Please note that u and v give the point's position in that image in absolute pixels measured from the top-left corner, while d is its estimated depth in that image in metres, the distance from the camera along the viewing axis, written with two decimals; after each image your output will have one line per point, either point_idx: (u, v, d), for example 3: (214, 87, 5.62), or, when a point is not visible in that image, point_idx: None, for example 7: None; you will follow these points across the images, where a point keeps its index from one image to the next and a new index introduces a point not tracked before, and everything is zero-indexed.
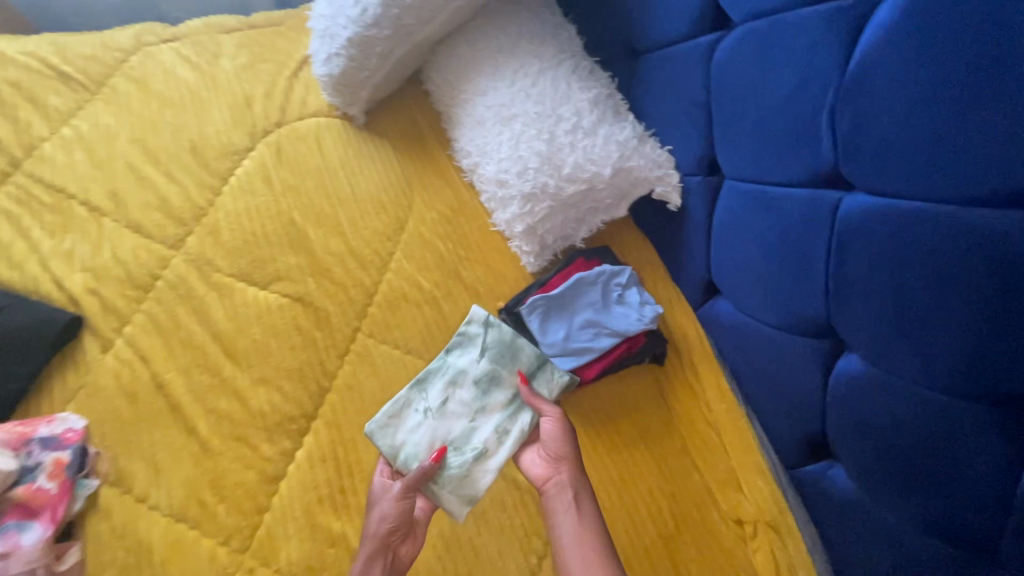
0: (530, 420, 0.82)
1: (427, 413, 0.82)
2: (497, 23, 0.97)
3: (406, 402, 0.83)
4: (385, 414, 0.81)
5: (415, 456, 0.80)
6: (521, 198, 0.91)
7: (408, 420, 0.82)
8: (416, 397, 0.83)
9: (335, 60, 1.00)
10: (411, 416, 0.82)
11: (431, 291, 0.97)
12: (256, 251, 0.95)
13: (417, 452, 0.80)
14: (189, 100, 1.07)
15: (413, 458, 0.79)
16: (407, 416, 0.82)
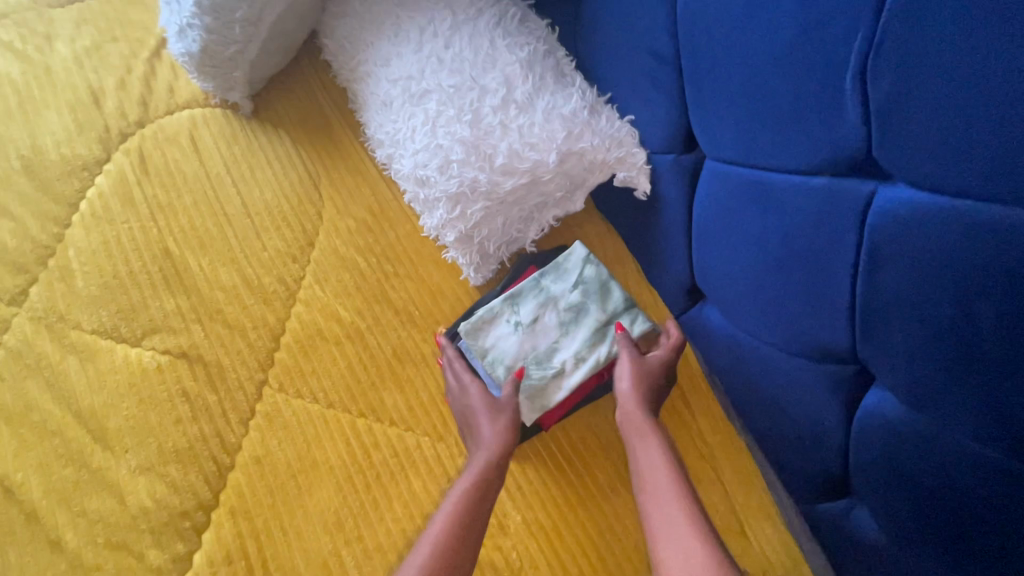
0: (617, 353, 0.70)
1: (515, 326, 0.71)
2: None
3: (496, 311, 0.72)
4: (475, 317, 0.71)
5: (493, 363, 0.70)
6: (447, 200, 0.70)
7: (497, 329, 0.71)
8: (505, 309, 0.72)
9: (189, 33, 0.76)
10: (501, 326, 0.71)
11: (353, 322, 0.78)
12: (121, 297, 0.75)
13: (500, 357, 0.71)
14: (17, 104, 0.83)
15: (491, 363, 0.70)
16: (497, 324, 0.71)
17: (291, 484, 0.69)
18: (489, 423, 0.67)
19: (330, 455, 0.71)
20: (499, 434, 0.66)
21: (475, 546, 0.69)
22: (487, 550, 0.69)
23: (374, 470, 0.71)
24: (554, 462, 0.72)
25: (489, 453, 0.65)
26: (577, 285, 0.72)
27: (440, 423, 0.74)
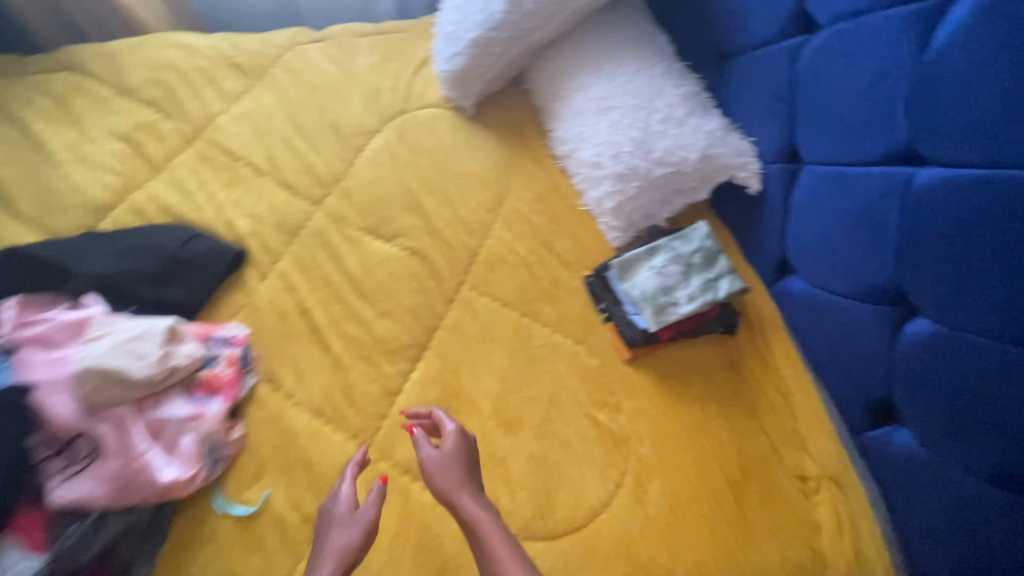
0: (724, 296, 0.95)
1: (651, 269, 0.98)
2: (599, 30, 1.13)
3: (639, 256, 0.99)
4: (624, 258, 0.99)
5: (634, 287, 0.97)
6: (613, 177, 1.04)
7: (639, 268, 0.99)
8: (645, 256, 0.99)
9: (456, 58, 1.18)
10: (642, 267, 0.99)
11: (526, 256, 1.10)
12: (381, 212, 1.12)
13: (639, 284, 0.97)
14: (331, 89, 1.28)
15: (634, 287, 0.97)
16: (639, 265, 0.99)
17: (477, 346, 0.99)
18: (342, 518, 0.74)
19: (504, 335, 1.01)
20: (354, 523, 0.73)
21: (598, 414, 0.94)
22: (607, 419, 0.94)
23: (533, 350, 1.00)
24: (661, 371, 0.98)
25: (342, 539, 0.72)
26: (698, 250, 0.98)
27: (582, 331, 1.02)
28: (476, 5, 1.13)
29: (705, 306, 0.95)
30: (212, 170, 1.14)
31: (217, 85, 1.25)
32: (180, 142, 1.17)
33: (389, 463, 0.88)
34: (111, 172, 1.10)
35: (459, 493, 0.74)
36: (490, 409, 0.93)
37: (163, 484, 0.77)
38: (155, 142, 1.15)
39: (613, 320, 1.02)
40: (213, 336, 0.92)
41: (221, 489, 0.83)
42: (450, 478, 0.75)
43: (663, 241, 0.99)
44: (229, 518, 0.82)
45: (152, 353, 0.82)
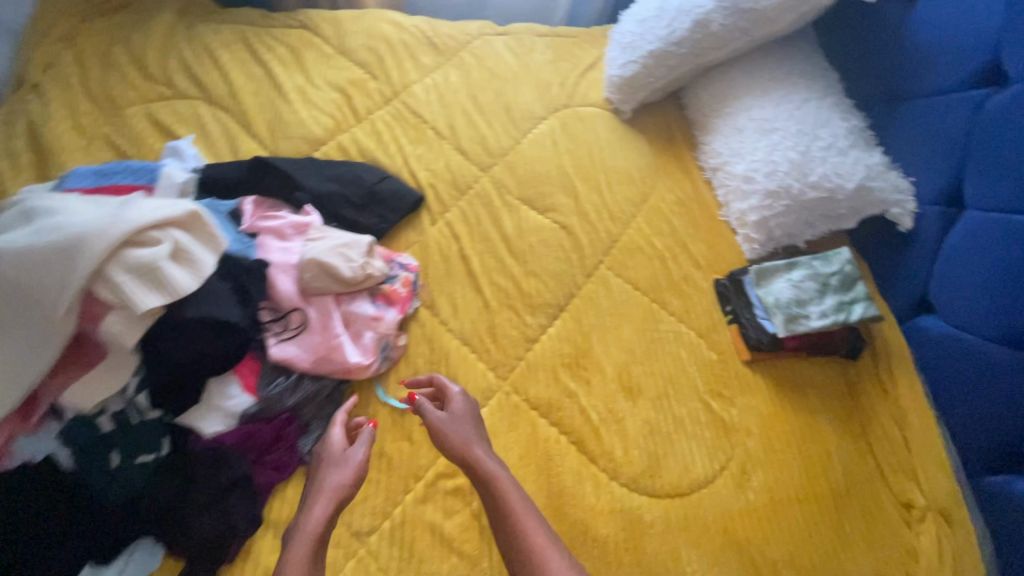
0: (857, 319, 1.00)
1: (787, 281, 1.05)
2: (770, 59, 1.22)
3: (777, 269, 1.07)
4: (762, 267, 1.08)
5: (768, 295, 1.05)
6: (763, 193, 1.11)
7: (775, 279, 1.06)
8: (783, 269, 1.07)
9: (630, 66, 1.31)
10: (778, 279, 1.06)
11: (662, 251, 1.20)
12: (538, 188, 1.26)
13: (774, 293, 1.05)
14: (508, 77, 1.44)
15: (769, 294, 1.05)
16: (775, 277, 1.07)
17: (609, 318, 1.09)
18: (339, 460, 0.82)
19: (633, 314, 1.10)
20: (352, 466, 0.80)
21: (713, 402, 1.01)
22: (721, 409, 1.00)
23: (659, 333, 1.08)
24: (778, 378, 1.04)
25: (350, 476, 0.79)
26: (837, 272, 1.04)
27: (706, 326, 1.10)
28: (663, 21, 1.25)
29: (837, 324, 1.00)
30: (402, 127, 1.33)
31: (415, 59, 1.45)
32: (379, 99, 1.37)
33: (521, 398, 0.98)
34: (324, 114, 1.31)
35: (472, 446, 0.82)
36: (615, 374, 1.02)
37: (350, 364, 0.92)
38: (360, 96, 1.36)
39: (737, 323, 1.08)
40: (394, 260, 1.08)
41: (381, 383, 0.97)
42: (462, 434, 0.83)
43: (803, 259, 1.06)
44: (384, 407, 0.95)
45: (358, 259, 0.98)
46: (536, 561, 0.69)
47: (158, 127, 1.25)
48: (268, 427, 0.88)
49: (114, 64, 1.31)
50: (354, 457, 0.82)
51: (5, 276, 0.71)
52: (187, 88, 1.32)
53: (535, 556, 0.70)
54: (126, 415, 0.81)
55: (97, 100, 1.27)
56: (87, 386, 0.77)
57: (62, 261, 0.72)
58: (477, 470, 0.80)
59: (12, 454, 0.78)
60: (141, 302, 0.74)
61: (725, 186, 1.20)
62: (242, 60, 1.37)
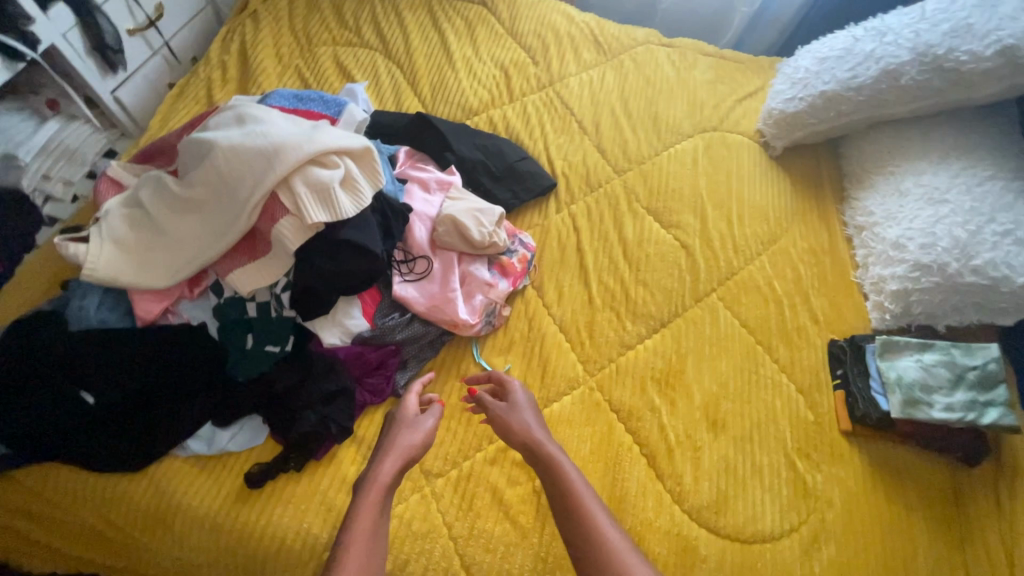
0: (989, 424, 0.91)
1: (916, 362, 0.99)
2: (956, 126, 1.13)
3: (907, 346, 1.01)
4: (890, 340, 1.02)
5: (890, 370, 1.00)
6: (912, 265, 1.04)
7: (902, 357, 1.01)
8: (914, 349, 1.01)
9: (795, 102, 1.27)
10: (905, 357, 1.00)
11: (781, 296, 1.15)
12: (667, 202, 1.25)
13: (897, 370, 0.99)
14: (663, 89, 1.44)
15: (890, 370, 0.99)
16: (902, 354, 1.01)
17: (709, 347, 1.07)
18: (411, 424, 0.82)
19: (735, 350, 1.07)
20: (421, 433, 0.80)
21: (798, 460, 0.96)
22: (806, 470, 0.95)
23: (758, 377, 1.05)
24: (874, 460, 0.97)
25: (417, 442, 0.79)
26: (977, 368, 0.96)
27: (810, 383, 1.04)
28: (847, 63, 1.20)
29: (962, 422, 0.92)
30: (549, 115, 1.38)
31: (577, 53, 1.49)
32: (535, 84, 1.42)
33: (603, 397, 0.99)
34: (483, 88, 1.39)
35: (532, 432, 0.81)
36: (702, 403, 1.00)
37: (457, 319, 0.98)
38: (519, 78, 1.42)
39: (846, 390, 1.02)
40: (517, 236, 1.12)
41: (478, 344, 1.03)
42: (523, 420, 0.83)
43: (940, 343, 0.99)
44: (475, 367, 1.00)
45: (488, 226, 1.03)
46: (609, 556, 0.65)
47: (339, 68, 1.39)
48: (369, 351, 0.95)
49: (318, 8, 1.48)
50: (421, 423, 0.82)
51: (217, 166, 0.85)
52: (371, 39, 1.45)
53: (604, 546, 0.66)
54: (268, 307, 0.93)
55: (297, 35, 1.43)
56: (248, 274, 0.89)
57: (261, 165, 0.84)
58: (537, 456, 0.78)
59: (176, 313, 0.93)
60: (310, 215, 0.84)
61: (868, 247, 1.15)
62: (423, 24, 1.48)
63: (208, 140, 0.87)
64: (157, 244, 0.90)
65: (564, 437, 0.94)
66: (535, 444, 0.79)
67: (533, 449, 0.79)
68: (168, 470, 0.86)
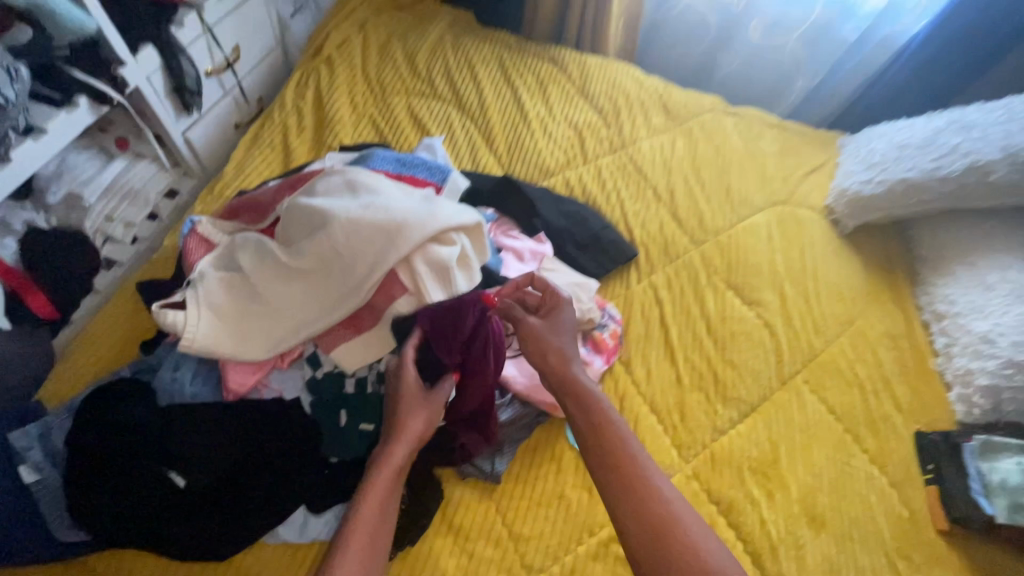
0: None
1: (1016, 464, 0.98)
2: (994, 228, 1.18)
3: (1007, 449, 1.00)
4: (990, 442, 1.01)
5: (997, 471, 0.98)
6: (1006, 361, 1.03)
7: (1004, 460, 0.99)
8: (1013, 449, 1.00)
9: (872, 186, 1.27)
10: (1008, 460, 0.99)
11: (864, 382, 1.14)
12: (746, 276, 1.25)
13: (1005, 473, 0.97)
14: (733, 158, 1.45)
15: (996, 471, 0.98)
16: (1005, 457, 0.99)
17: (800, 435, 1.05)
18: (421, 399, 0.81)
19: (826, 439, 1.06)
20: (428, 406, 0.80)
21: (898, 560, 0.95)
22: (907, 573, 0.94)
23: (850, 468, 1.03)
24: (976, 564, 0.95)
25: (422, 427, 0.78)
26: None
27: (901, 478, 1.03)
28: (929, 154, 1.21)
29: None
30: (625, 179, 1.37)
31: (647, 116, 1.49)
32: (608, 146, 1.42)
33: (701, 486, 0.97)
34: (558, 148, 1.38)
35: (575, 376, 0.79)
36: (799, 497, 0.98)
37: (558, 402, 0.94)
38: (593, 139, 1.42)
39: (940, 486, 1.01)
40: (605, 309, 1.10)
41: None
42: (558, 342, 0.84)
43: None
44: (570, 450, 0.97)
45: (587, 302, 1.01)
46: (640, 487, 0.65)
47: (415, 120, 1.37)
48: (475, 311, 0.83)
49: (391, 55, 1.46)
50: (418, 405, 0.80)
51: (332, 240, 0.81)
52: (445, 91, 1.44)
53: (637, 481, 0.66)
54: (365, 384, 0.88)
55: (371, 83, 1.41)
56: (354, 351, 0.85)
57: (382, 242, 0.81)
58: (579, 402, 0.76)
59: (267, 385, 0.88)
60: (430, 296, 0.82)
61: (950, 336, 1.15)
62: (496, 79, 1.48)
63: (324, 211, 0.83)
64: (257, 314, 0.85)
65: None
66: (579, 389, 0.78)
67: (571, 393, 0.78)
68: (259, 557, 0.81)
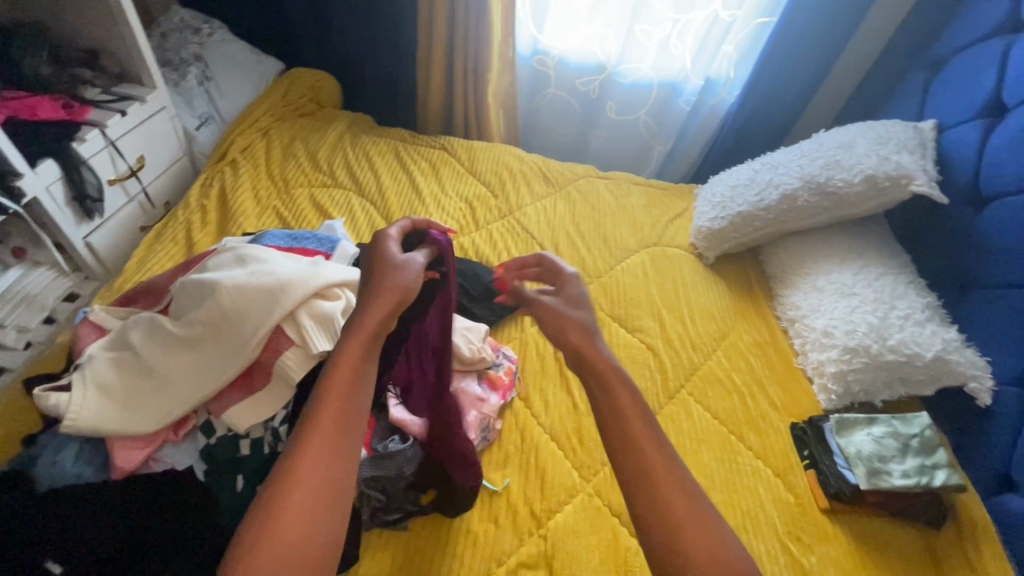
0: (936, 483, 1.03)
1: (868, 435, 1.12)
2: (817, 242, 1.41)
3: (857, 422, 1.14)
4: (843, 420, 1.15)
5: (853, 443, 1.11)
6: (843, 348, 1.19)
7: (857, 433, 1.13)
8: (862, 422, 1.14)
9: (718, 221, 1.50)
10: (860, 433, 1.13)
11: (740, 386, 1.27)
12: (628, 309, 1.40)
13: (858, 444, 1.10)
14: (607, 213, 1.66)
15: (852, 443, 1.11)
16: (857, 431, 1.13)
17: (689, 442, 1.15)
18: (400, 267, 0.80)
19: (713, 442, 1.15)
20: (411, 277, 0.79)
21: (791, 543, 1.02)
22: (801, 553, 1.01)
23: (737, 465, 1.12)
24: (857, 535, 1.04)
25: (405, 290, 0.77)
26: (917, 434, 1.11)
27: (783, 467, 1.13)
28: (753, 190, 1.46)
29: (917, 487, 1.03)
30: (514, 239, 1.53)
31: (530, 185, 1.70)
32: (497, 214, 1.59)
33: (603, 501, 1.01)
34: (452, 219, 1.54)
35: (597, 355, 0.73)
36: None
37: None
38: (482, 209, 1.59)
39: (815, 469, 1.11)
40: (500, 350, 1.19)
41: None
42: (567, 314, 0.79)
43: (881, 416, 1.15)
44: None
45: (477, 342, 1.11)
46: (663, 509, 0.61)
47: (317, 207, 1.49)
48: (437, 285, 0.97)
49: (293, 155, 1.62)
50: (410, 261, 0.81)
51: (218, 305, 0.87)
52: (345, 181, 1.59)
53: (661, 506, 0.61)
54: (260, 445, 0.91)
55: (275, 180, 1.54)
56: (246, 410, 0.89)
57: (267, 301, 0.88)
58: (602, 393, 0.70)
59: (159, 459, 0.88)
60: (315, 346, 0.88)
61: (803, 335, 1.31)
62: (392, 167, 1.66)
63: (210, 280, 0.89)
64: (147, 386, 0.87)
65: (572, 549, 0.94)
66: (602, 369, 0.72)
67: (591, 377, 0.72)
68: None
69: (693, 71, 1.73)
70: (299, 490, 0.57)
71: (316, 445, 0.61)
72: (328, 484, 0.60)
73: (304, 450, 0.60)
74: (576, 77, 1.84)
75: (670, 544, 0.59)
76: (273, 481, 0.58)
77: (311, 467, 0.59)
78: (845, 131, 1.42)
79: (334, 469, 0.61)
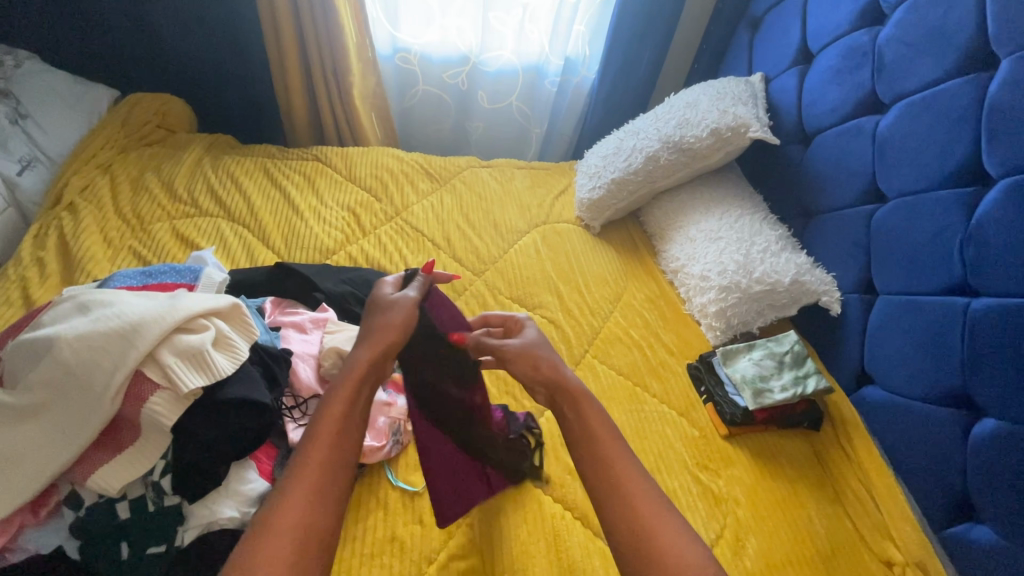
0: (808, 391, 1.16)
1: (749, 360, 1.24)
2: (684, 197, 1.52)
3: (740, 352, 1.26)
4: (728, 351, 1.26)
5: (740, 371, 1.22)
6: (718, 288, 1.30)
7: (741, 361, 1.24)
8: (743, 350, 1.26)
9: (596, 191, 1.57)
10: (742, 360, 1.24)
11: (638, 340, 1.34)
12: (528, 288, 1.43)
13: (745, 370, 1.22)
14: (494, 199, 1.67)
15: (739, 371, 1.22)
16: (740, 359, 1.25)
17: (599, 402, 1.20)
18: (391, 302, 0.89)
19: (620, 397, 1.21)
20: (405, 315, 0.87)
21: (700, 472, 1.10)
22: (710, 480, 1.09)
23: (645, 414, 1.19)
24: (754, 451, 1.15)
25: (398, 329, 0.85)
26: (789, 350, 1.24)
27: (685, 405, 1.22)
28: (621, 157, 1.54)
29: (793, 398, 1.15)
30: (404, 240, 1.51)
31: (413, 183, 1.67)
32: (382, 217, 1.55)
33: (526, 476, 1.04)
34: (335, 229, 1.48)
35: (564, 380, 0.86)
36: None
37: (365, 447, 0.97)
38: (367, 215, 1.55)
39: (712, 401, 1.21)
40: None
41: (390, 467, 1.02)
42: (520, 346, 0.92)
43: (757, 341, 1.27)
44: (393, 491, 0.98)
45: None
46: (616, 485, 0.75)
47: (181, 239, 1.37)
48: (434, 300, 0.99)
49: (145, 188, 1.47)
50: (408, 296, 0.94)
51: (61, 361, 0.78)
52: (210, 207, 1.48)
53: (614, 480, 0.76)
54: (142, 504, 0.82)
55: (126, 217, 1.40)
56: (116, 470, 0.80)
57: (120, 346, 0.79)
58: (575, 403, 0.84)
59: (17, 547, 0.77)
60: (186, 384, 0.81)
61: (685, 284, 1.41)
62: (262, 185, 1.56)
63: (46, 336, 0.79)
64: None
65: (501, 529, 0.95)
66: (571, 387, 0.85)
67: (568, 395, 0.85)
68: None
69: (551, 53, 1.79)
70: (279, 529, 0.64)
71: (296, 488, 0.67)
72: (307, 521, 0.66)
73: (286, 503, 0.66)
74: (443, 71, 1.84)
75: (617, 501, 0.75)
76: (258, 521, 0.65)
77: (290, 514, 0.65)
78: (690, 92, 1.55)
79: (313, 514, 0.66)
